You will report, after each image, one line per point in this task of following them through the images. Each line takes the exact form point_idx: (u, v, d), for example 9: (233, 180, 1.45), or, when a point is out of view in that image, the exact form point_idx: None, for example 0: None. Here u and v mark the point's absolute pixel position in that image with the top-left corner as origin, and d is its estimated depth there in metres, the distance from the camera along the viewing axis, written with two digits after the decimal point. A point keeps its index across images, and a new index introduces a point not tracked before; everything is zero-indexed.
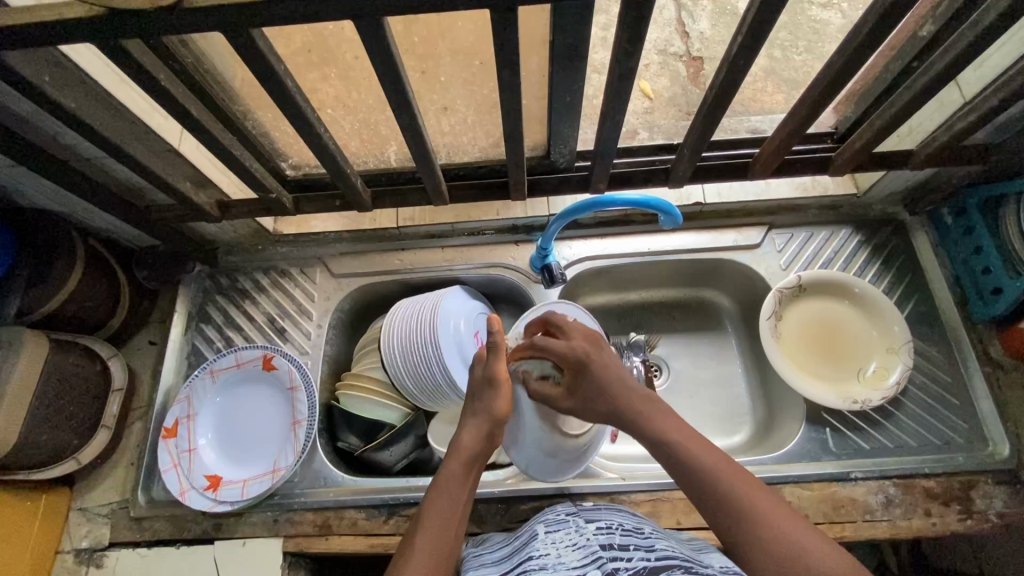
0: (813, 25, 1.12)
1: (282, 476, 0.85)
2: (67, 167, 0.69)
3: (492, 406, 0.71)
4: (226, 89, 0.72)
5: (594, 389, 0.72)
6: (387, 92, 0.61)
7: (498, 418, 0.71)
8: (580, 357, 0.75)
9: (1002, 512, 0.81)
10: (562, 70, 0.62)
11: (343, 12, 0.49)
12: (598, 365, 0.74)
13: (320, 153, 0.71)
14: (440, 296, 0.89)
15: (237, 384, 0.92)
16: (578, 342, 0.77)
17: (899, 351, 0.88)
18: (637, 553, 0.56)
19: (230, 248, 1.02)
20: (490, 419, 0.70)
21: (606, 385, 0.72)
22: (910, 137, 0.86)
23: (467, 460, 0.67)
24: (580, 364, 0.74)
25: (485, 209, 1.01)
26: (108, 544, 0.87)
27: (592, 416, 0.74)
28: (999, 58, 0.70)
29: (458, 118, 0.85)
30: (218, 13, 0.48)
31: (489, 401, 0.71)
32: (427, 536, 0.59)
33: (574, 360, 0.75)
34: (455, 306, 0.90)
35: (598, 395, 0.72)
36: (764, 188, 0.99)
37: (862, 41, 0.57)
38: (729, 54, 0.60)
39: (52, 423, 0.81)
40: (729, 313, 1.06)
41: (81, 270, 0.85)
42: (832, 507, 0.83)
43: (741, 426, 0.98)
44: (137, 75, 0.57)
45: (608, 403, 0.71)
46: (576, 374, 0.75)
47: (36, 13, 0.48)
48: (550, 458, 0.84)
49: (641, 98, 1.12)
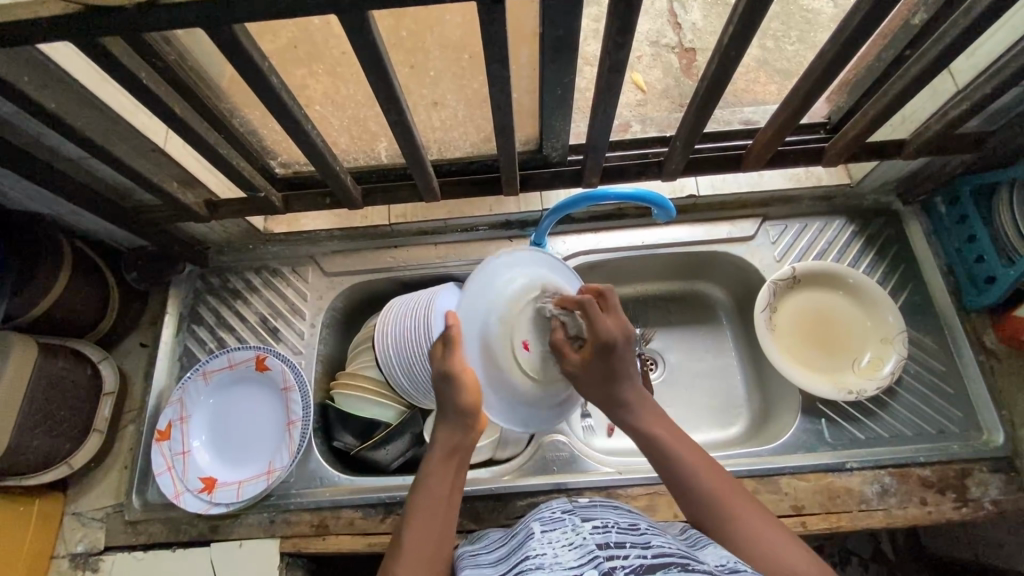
0: (806, 14, 1.11)
1: (278, 476, 0.85)
2: (50, 168, 0.68)
3: (459, 400, 0.66)
4: (213, 86, 0.71)
5: (606, 372, 0.70)
6: (375, 87, 0.60)
7: (465, 413, 0.66)
8: (609, 340, 0.70)
9: (997, 500, 0.82)
10: (552, 63, 0.61)
11: (328, 5, 0.48)
12: (617, 355, 0.70)
13: (308, 150, 0.70)
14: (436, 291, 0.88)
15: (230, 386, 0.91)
16: (612, 331, 0.70)
17: (893, 341, 0.89)
18: (634, 551, 0.56)
19: (220, 248, 1.01)
20: (459, 412, 0.66)
21: (619, 375, 0.70)
22: (903, 126, 0.85)
23: (450, 460, 0.65)
24: (609, 346, 0.70)
25: (476, 204, 1.00)
26: (103, 548, 0.87)
27: (586, 391, 0.72)
28: (992, 45, 0.70)
29: (449, 112, 0.84)
30: (200, 8, 0.47)
31: (454, 396, 0.66)
32: (413, 540, 0.58)
33: (603, 342, 0.70)
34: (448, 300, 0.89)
35: (605, 379, 0.70)
36: (757, 179, 0.96)
37: (854, 29, 0.57)
38: (721, 43, 0.59)
39: (43, 428, 0.80)
40: (725, 305, 1.06)
41: (68, 272, 0.84)
42: (828, 497, 0.83)
43: (737, 418, 0.98)
44: (117, 73, 0.56)
45: (612, 394, 0.70)
46: (599, 349, 0.70)
47: (12, 11, 0.46)
48: (536, 412, 0.77)
49: (634, 90, 1.11)
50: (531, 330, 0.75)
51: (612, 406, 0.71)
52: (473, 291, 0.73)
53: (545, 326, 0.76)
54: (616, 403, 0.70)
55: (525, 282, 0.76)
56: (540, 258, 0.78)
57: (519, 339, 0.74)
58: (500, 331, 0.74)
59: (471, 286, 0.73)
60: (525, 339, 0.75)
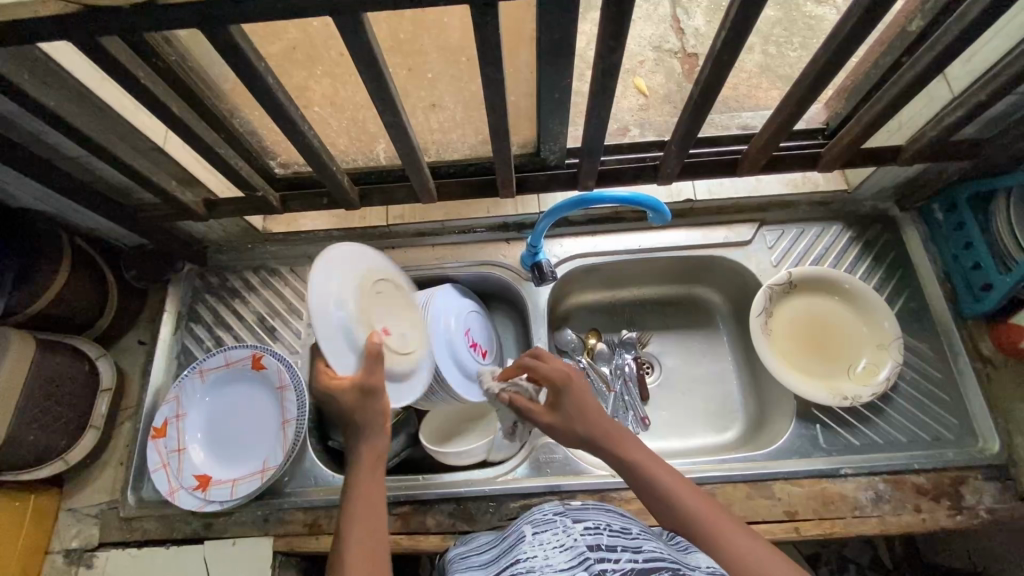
0: (808, 21, 1.11)
1: (271, 474, 0.84)
2: (50, 166, 0.69)
3: (373, 407, 0.66)
4: (212, 87, 0.72)
5: (572, 413, 0.70)
6: (370, 89, 0.60)
7: (381, 413, 0.67)
8: (561, 380, 0.71)
9: (992, 508, 0.81)
10: (548, 66, 0.61)
11: (322, 6, 0.48)
12: (574, 391, 0.71)
13: (305, 151, 0.71)
14: (428, 296, 0.88)
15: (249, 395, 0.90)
16: (556, 371, 0.71)
17: (889, 347, 0.88)
18: (625, 555, 0.56)
19: (220, 247, 1.02)
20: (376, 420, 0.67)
21: (583, 410, 0.69)
22: (900, 133, 0.85)
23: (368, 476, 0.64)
24: (562, 391, 0.71)
25: (474, 206, 1.01)
26: (97, 545, 0.87)
27: (569, 440, 0.71)
28: (987, 51, 0.70)
29: (446, 115, 0.85)
30: (195, 9, 0.48)
31: (371, 406, 0.66)
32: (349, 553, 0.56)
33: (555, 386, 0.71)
34: (442, 304, 0.89)
35: (575, 418, 0.69)
36: (755, 185, 0.98)
37: (846, 35, 0.57)
38: (714, 48, 0.60)
39: (40, 424, 0.81)
40: (722, 310, 1.06)
41: (67, 271, 0.84)
42: (821, 503, 0.83)
43: (733, 423, 0.98)
44: (116, 73, 0.56)
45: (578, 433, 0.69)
46: (555, 397, 0.71)
47: (12, 11, 0.47)
48: (413, 384, 0.79)
49: (635, 95, 1.11)
50: (385, 318, 0.78)
51: (595, 446, 0.68)
52: (326, 270, 0.72)
53: (387, 311, 0.79)
54: (596, 440, 0.68)
55: (356, 274, 0.77)
56: (352, 252, 0.78)
57: (379, 326, 0.76)
58: (354, 319, 0.73)
59: (319, 297, 0.69)
60: (383, 325, 0.77)
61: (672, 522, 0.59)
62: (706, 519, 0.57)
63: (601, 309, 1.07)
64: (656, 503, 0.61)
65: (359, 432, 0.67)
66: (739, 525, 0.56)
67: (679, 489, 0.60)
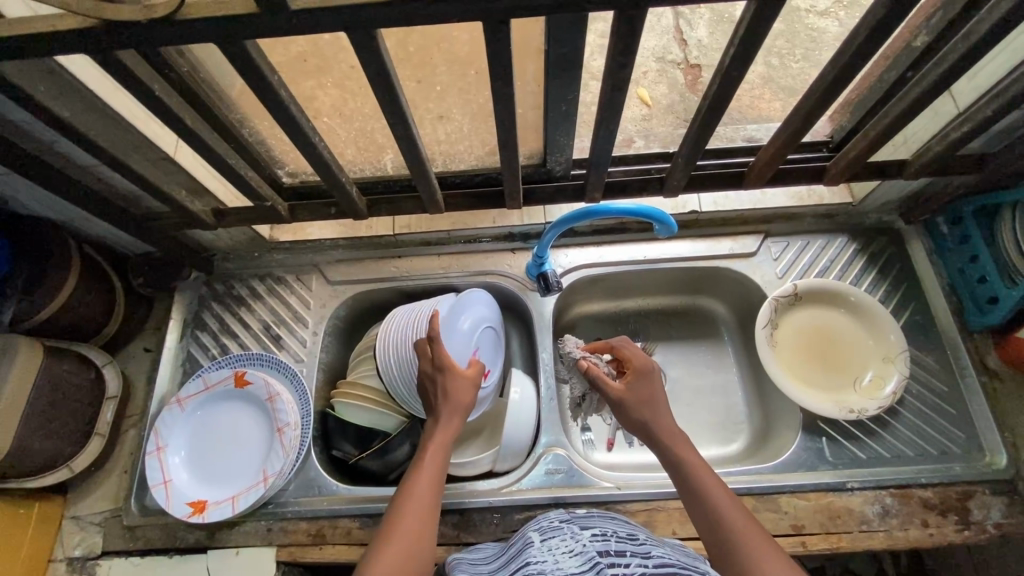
0: (811, 33, 1.13)
1: (249, 498, 0.83)
2: (62, 176, 0.69)
3: (452, 388, 0.75)
4: (223, 98, 0.72)
5: (645, 394, 0.74)
6: (382, 102, 0.61)
7: (452, 396, 0.75)
8: (646, 366, 0.77)
9: (1000, 523, 0.81)
10: (557, 80, 0.62)
11: (338, 23, 0.49)
12: (653, 381, 0.75)
13: (315, 163, 0.71)
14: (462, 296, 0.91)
15: (197, 455, 0.88)
16: (646, 358, 0.78)
17: (895, 360, 0.89)
18: (635, 559, 0.56)
19: (226, 254, 1.02)
20: (450, 401, 0.74)
21: (655, 400, 0.73)
22: (905, 147, 0.86)
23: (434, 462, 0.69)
24: (645, 372, 0.76)
25: (481, 216, 1.01)
26: (100, 553, 0.87)
27: (629, 419, 0.73)
28: (992, 69, 0.70)
29: (454, 126, 0.87)
30: (210, 25, 0.48)
31: (447, 384, 0.75)
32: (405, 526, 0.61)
33: (638, 367, 0.77)
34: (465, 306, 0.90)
35: (645, 402, 0.73)
36: (760, 197, 0.99)
37: (854, 52, 0.58)
38: (722, 65, 0.60)
39: (45, 431, 0.81)
40: (726, 321, 1.06)
41: (77, 275, 0.85)
42: (828, 517, 0.82)
43: (737, 435, 0.98)
44: (131, 86, 0.57)
45: (645, 415, 0.72)
46: (634, 375, 0.76)
47: (31, 24, 0.48)
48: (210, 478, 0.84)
49: (639, 105, 1.12)
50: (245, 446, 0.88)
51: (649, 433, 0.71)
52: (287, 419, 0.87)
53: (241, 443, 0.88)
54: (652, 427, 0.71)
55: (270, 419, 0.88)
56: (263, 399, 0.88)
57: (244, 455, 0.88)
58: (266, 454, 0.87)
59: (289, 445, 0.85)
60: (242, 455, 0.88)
61: (705, 527, 0.61)
62: (739, 528, 0.59)
63: (605, 319, 1.07)
64: (696, 503, 0.63)
65: (449, 410, 0.74)
66: (766, 538, 0.58)
67: (723, 497, 0.62)
